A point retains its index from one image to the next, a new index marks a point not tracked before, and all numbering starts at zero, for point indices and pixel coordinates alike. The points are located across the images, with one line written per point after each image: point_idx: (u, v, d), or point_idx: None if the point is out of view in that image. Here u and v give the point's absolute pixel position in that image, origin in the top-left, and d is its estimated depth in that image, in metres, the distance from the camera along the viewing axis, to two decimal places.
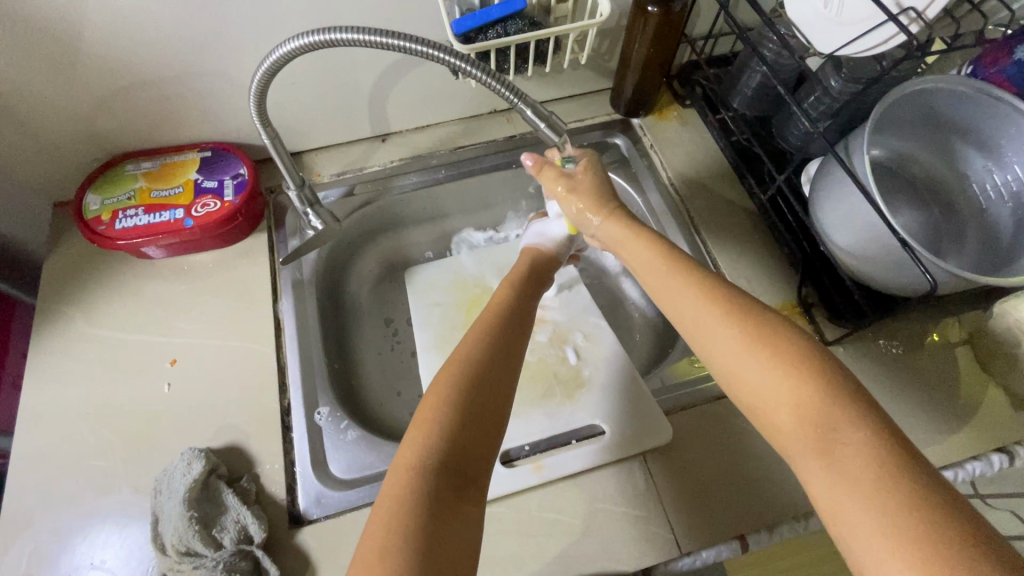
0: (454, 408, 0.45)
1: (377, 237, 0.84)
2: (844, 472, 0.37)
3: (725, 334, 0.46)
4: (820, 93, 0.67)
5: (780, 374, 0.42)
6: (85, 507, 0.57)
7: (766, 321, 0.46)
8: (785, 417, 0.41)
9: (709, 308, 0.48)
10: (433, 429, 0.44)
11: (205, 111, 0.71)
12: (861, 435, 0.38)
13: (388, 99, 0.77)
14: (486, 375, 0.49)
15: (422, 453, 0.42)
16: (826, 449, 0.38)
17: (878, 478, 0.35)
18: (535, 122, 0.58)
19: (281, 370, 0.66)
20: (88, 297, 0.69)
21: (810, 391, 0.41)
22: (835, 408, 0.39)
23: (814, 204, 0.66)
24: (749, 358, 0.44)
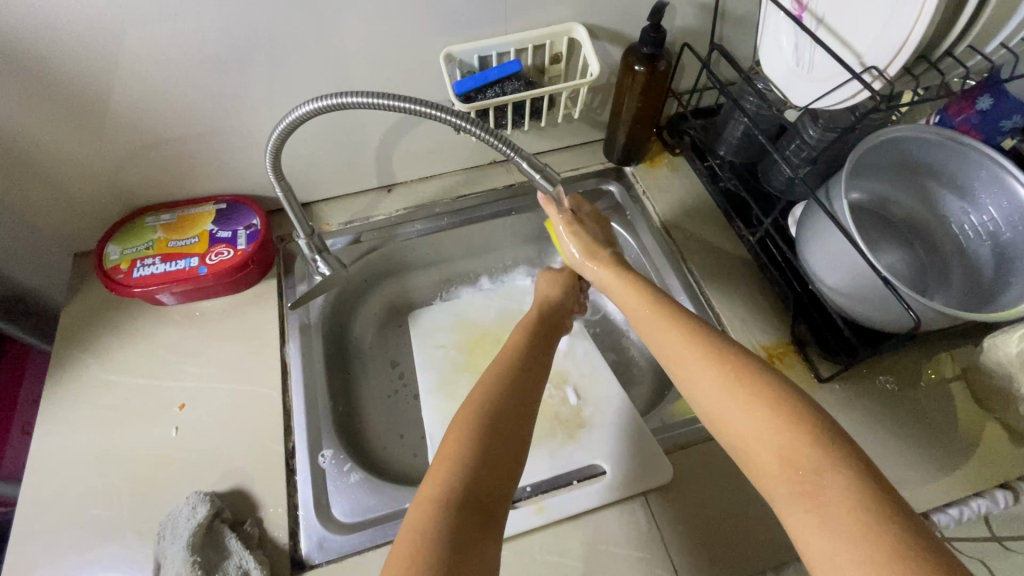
0: (474, 445, 0.48)
1: (381, 282, 0.87)
2: (833, 526, 0.38)
3: (707, 376, 0.49)
4: (799, 141, 0.72)
5: (764, 418, 0.44)
6: (88, 554, 0.57)
7: (747, 363, 0.48)
8: (770, 458, 0.43)
9: (693, 349, 0.51)
10: (458, 461, 0.47)
11: (222, 166, 0.76)
12: (848, 482, 0.39)
13: (394, 153, 0.82)
14: (510, 410, 0.52)
15: (444, 489, 0.45)
16: (813, 498, 0.39)
17: (863, 530, 0.37)
18: (531, 173, 0.62)
19: (286, 413, 0.67)
20: (102, 342, 0.72)
21: (797, 440, 0.42)
22: (822, 458, 0.41)
23: (803, 247, 0.69)
24: (729, 400, 0.47)
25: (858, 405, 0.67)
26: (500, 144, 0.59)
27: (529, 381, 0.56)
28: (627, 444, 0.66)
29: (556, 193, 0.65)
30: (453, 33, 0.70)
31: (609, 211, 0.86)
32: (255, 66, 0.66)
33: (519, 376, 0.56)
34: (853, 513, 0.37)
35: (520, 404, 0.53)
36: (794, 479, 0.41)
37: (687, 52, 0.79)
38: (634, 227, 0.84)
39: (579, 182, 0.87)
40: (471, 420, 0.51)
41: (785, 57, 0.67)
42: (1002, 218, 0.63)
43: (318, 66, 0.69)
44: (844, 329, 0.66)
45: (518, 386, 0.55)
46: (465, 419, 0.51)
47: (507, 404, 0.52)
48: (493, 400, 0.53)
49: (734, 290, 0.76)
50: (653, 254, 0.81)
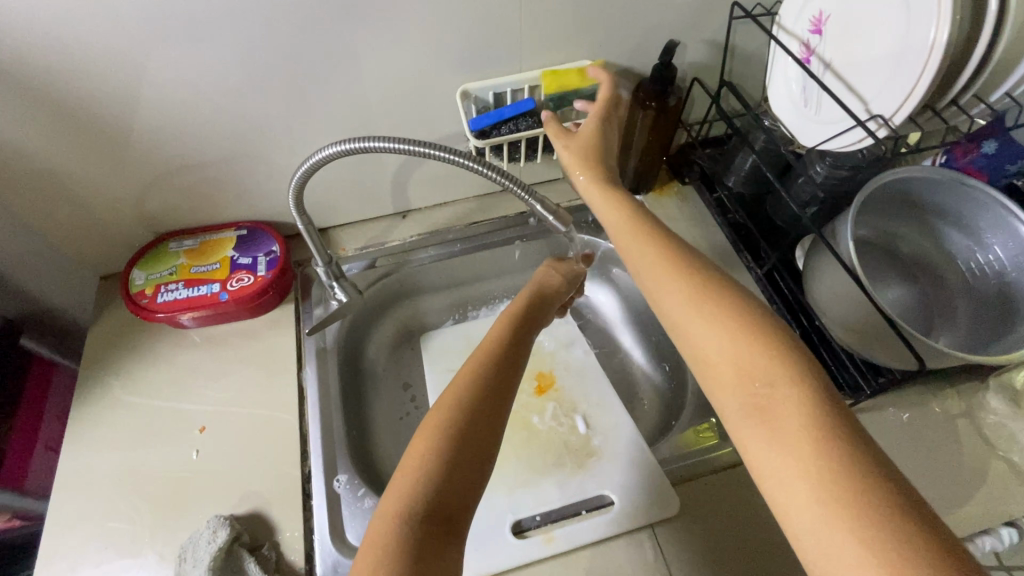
0: (444, 446, 0.48)
1: (393, 306, 0.88)
2: (782, 436, 0.41)
3: (676, 294, 0.52)
4: (806, 178, 0.73)
5: (726, 335, 0.47)
6: (111, 574, 0.59)
7: (713, 286, 0.51)
8: (727, 370, 0.46)
9: (666, 270, 0.54)
10: (424, 472, 0.46)
11: (245, 193, 0.79)
12: (800, 399, 0.42)
13: (410, 181, 0.84)
14: (484, 403, 0.52)
15: (408, 500, 0.45)
16: (766, 414, 0.43)
17: (806, 433, 0.40)
18: (545, 216, 0.66)
19: (303, 437, 0.69)
20: (126, 364, 0.74)
21: (752, 349, 0.45)
22: (777, 376, 0.44)
23: (809, 282, 0.70)
24: (696, 316, 0.50)
25: None
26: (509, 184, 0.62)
27: (502, 370, 0.56)
28: (635, 474, 0.68)
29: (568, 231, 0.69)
30: (470, 70, 0.72)
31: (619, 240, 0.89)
32: (281, 100, 0.69)
33: (494, 368, 0.56)
34: (800, 424, 0.41)
35: (494, 398, 0.53)
36: (747, 398, 0.44)
37: (697, 86, 0.81)
38: None
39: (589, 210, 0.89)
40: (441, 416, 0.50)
41: (792, 99, 0.69)
42: (1008, 257, 0.64)
43: (340, 101, 0.72)
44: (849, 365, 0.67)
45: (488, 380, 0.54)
46: (436, 423, 0.50)
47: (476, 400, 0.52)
48: (467, 392, 0.52)
49: None
50: None
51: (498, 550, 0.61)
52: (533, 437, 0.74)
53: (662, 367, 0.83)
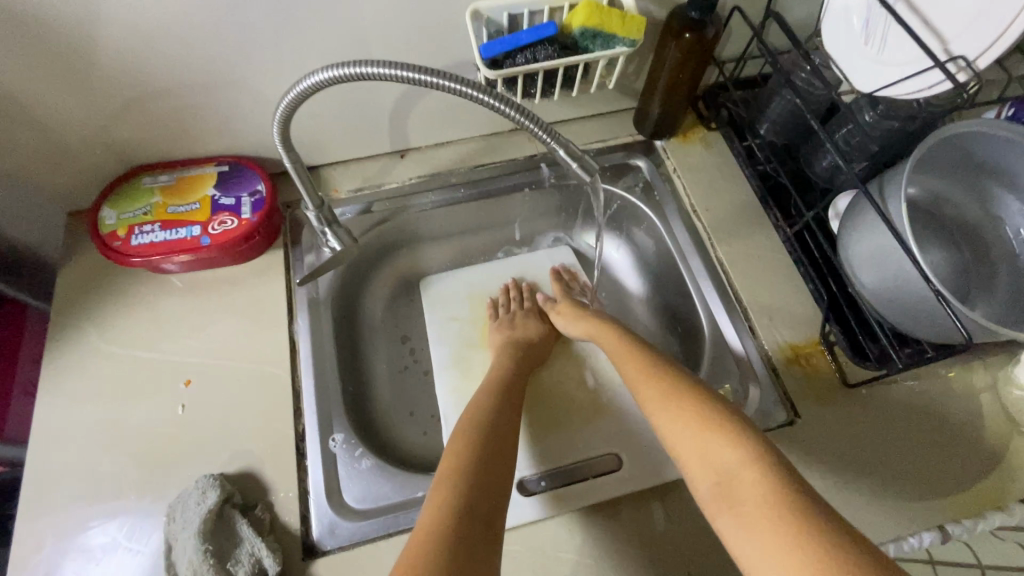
0: (472, 465, 0.56)
1: (391, 255, 0.82)
2: (747, 515, 0.46)
3: (652, 396, 0.60)
4: (852, 127, 0.66)
5: (695, 431, 0.54)
6: (98, 532, 0.57)
7: (685, 387, 0.59)
8: (696, 466, 0.53)
9: (644, 377, 0.63)
10: (456, 485, 0.53)
11: (224, 124, 0.69)
12: (755, 475, 0.48)
13: (410, 116, 0.75)
14: (498, 436, 0.60)
15: (448, 504, 0.51)
16: (730, 495, 0.49)
17: (771, 512, 0.45)
18: (569, 161, 0.59)
19: (296, 394, 0.65)
20: (102, 311, 0.68)
21: (713, 442, 0.52)
22: (731, 457, 0.51)
23: (844, 246, 0.65)
24: (671, 420, 0.57)
25: (884, 412, 0.65)
26: (518, 115, 0.54)
27: (508, 409, 0.64)
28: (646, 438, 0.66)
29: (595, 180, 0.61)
30: None
31: (636, 189, 0.82)
32: (261, 15, 0.59)
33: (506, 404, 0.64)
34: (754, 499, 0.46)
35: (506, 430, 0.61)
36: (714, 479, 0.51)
37: (738, 16, 0.71)
38: (662, 210, 0.79)
39: (606, 155, 0.82)
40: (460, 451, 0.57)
41: (851, 32, 0.60)
42: None
43: (332, 18, 0.61)
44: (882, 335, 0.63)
45: (497, 419, 0.62)
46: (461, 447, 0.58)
47: (490, 433, 0.60)
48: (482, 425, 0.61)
49: (766, 283, 0.72)
50: (678, 239, 0.77)
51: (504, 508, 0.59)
52: (538, 394, 0.71)
53: (674, 328, 0.79)
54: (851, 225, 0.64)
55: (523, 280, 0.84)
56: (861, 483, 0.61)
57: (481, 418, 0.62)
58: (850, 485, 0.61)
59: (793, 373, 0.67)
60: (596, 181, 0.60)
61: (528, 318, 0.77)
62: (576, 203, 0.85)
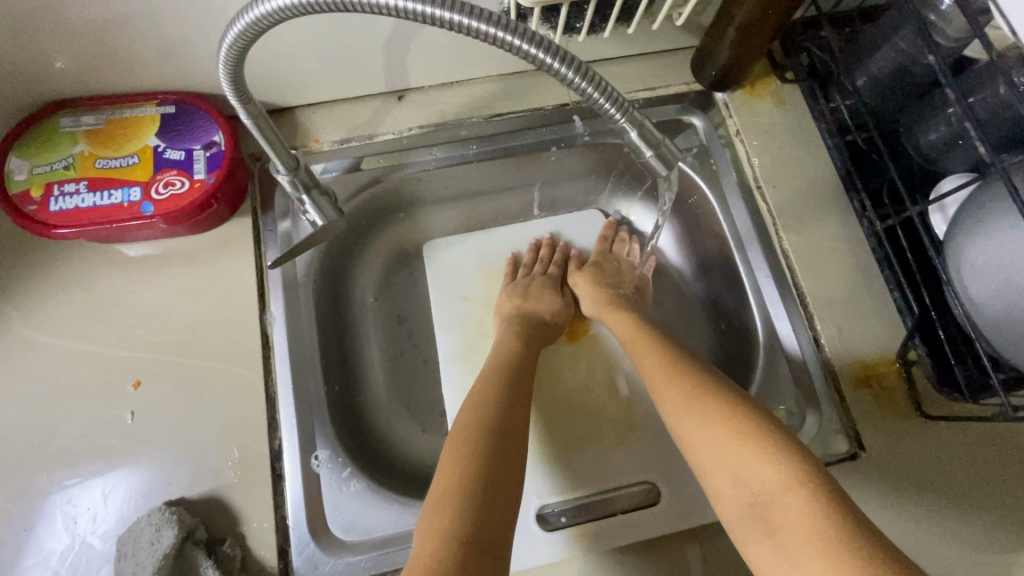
0: (474, 472, 0.46)
1: (385, 221, 0.68)
2: (794, 551, 0.38)
3: (669, 391, 0.50)
4: (987, 93, 0.51)
5: (724, 439, 0.45)
6: (35, 566, 0.48)
7: (710, 384, 0.49)
8: (724, 481, 0.44)
9: (660, 368, 0.52)
10: (455, 501, 0.44)
11: (161, 54, 0.52)
12: (805, 500, 0.39)
13: (411, 47, 0.58)
14: (501, 431, 0.50)
15: (448, 525, 0.42)
16: (770, 520, 0.40)
17: (830, 550, 0.37)
18: (642, 147, 0.45)
19: (271, 401, 0.54)
20: (27, 290, 0.55)
21: (748, 453, 0.43)
22: (771, 472, 0.42)
23: (955, 254, 0.51)
24: (693, 422, 0.47)
25: (965, 447, 0.55)
26: (557, 64, 0.38)
27: (514, 407, 0.53)
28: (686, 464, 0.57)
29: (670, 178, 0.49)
30: None
31: (690, 153, 0.66)
32: None
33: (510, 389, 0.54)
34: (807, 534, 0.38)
35: (511, 425, 0.51)
36: (747, 499, 0.42)
37: None
38: (719, 182, 0.65)
39: (655, 108, 0.66)
40: (460, 465, 0.46)
41: None
42: None
43: None
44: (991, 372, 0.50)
45: (502, 419, 0.51)
46: (458, 449, 0.48)
47: (495, 439, 0.49)
48: (482, 421, 0.50)
49: (839, 283, 0.60)
50: (736, 220, 0.64)
51: (522, 545, 0.51)
52: (563, 398, 0.62)
53: (717, 324, 0.68)
54: (987, 207, 0.48)
55: (561, 238, 0.72)
56: (933, 529, 0.53)
57: (484, 420, 0.50)
58: (917, 532, 0.53)
59: (861, 398, 0.57)
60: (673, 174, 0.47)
61: (545, 289, 0.65)
62: (613, 165, 0.70)
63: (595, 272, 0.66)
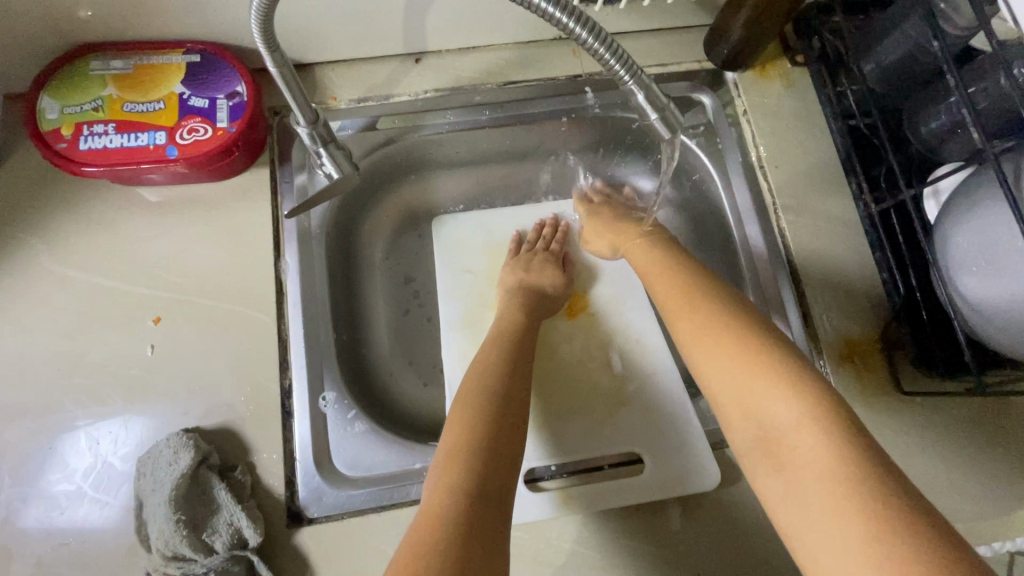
0: (483, 429, 0.49)
1: (397, 182, 0.70)
2: (799, 479, 0.38)
3: (688, 325, 0.49)
4: (988, 83, 0.52)
5: (739, 371, 0.44)
6: (60, 481, 0.51)
7: (731, 317, 0.48)
8: (735, 413, 0.43)
9: (682, 306, 0.51)
10: (464, 456, 0.47)
11: (189, 4, 0.54)
12: (817, 432, 0.38)
13: (430, 11, 0.60)
14: (508, 392, 0.53)
15: (457, 477, 0.45)
16: (779, 454, 0.39)
17: (835, 479, 0.36)
18: (646, 108, 0.46)
19: (282, 344, 0.57)
20: (54, 226, 0.58)
21: (761, 386, 0.42)
22: (787, 408, 0.40)
23: (942, 237, 0.53)
24: (708, 355, 0.46)
25: (939, 423, 0.58)
26: (574, 26, 0.40)
27: (523, 373, 0.56)
28: (672, 434, 0.60)
29: (674, 142, 0.49)
30: None
31: (697, 130, 0.68)
32: None
33: (520, 356, 0.57)
34: (813, 466, 0.37)
35: (520, 387, 0.55)
36: (757, 430, 0.41)
37: None
38: (723, 159, 0.67)
39: (665, 85, 0.68)
40: (472, 420, 0.50)
41: None
42: None
43: None
44: (967, 351, 0.52)
45: (514, 382, 0.55)
46: (469, 407, 0.51)
47: (505, 402, 0.52)
48: (494, 381, 0.54)
49: (831, 263, 0.62)
50: (737, 197, 0.66)
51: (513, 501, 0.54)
52: (560, 367, 0.64)
53: None
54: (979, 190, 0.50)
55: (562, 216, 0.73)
56: None
57: (498, 381, 0.54)
58: None
59: (845, 372, 0.59)
60: (678, 139, 0.49)
61: (546, 265, 0.67)
62: (620, 139, 0.72)
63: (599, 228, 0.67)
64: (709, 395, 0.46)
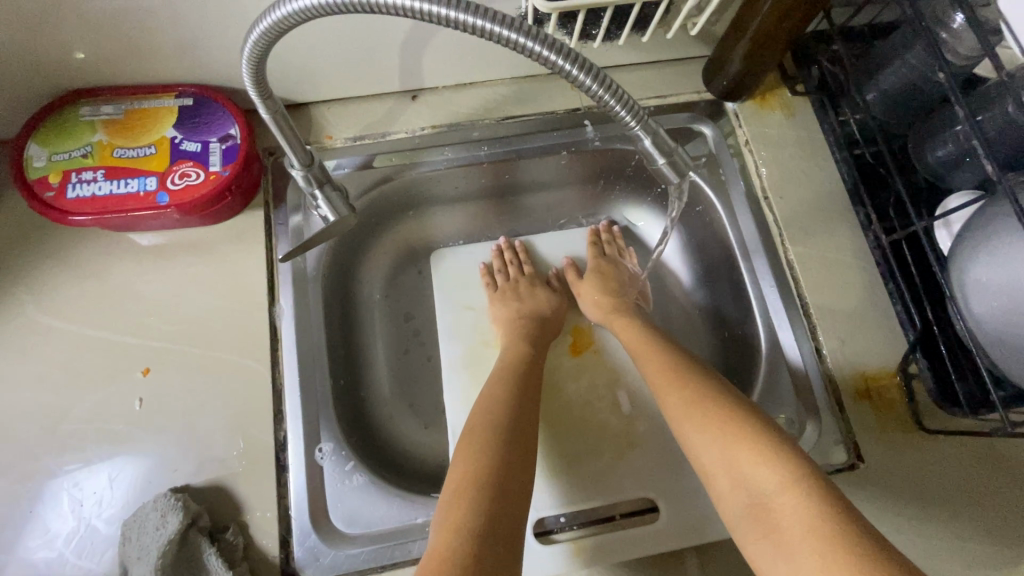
0: (490, 462, 0.47)
1: (394, 221, 0.69)
2: (789, 546, 0.40)
3: (671, 395, 0.52)
4: (997, 112, 0.51)
5: (724, 441, 0.47)
6: (42, 547, 0.49)
7: (709, 387, 0.51)
8: (723, 483, 0.46)
9: (664, 374, 0.54)
10: (471, 492, 0.45)
11: (181, 48, 0.53)
12: (799, 497, 0.41)
13: (426, 49, 0.59)
14: (513, 422, 0.52)
15: (466, 515, 0.43)
16: (767, 520, 0.42)
17: (820, 542, 0.39)
18: (654, 154, 0.45)
19: (276, 392, 0.55)
20: (40, 275, 0.56)
21: (744, 454, 0.45)
22: (767, 471, 0.44)
23: (957, 267, 0.52)
24: (692, 426, 0.49)
25: (961, 461, 0.56)
26: (574, 71, 0.38)
27: (526, 405, 0.54)
28: (685, 479, 0.57)
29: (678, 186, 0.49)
30: None
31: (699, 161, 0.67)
32: None
33: (523, 387, 0.56)
34: (799, 531, 0.40)
35: (524, 418, 0.53)
36: (745, 498, 0.44)
37: None
38: (727, 191, 0.66)
39: (665, 117, 0.67)
40: (477, 455, 0.48)
41: None
42: None
43: None
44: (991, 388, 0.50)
45: (517, 413, 0.53)
46: (474, 439, 0.50)
47: (508, 435, 0.50)
48: (499, 412, 0.52)
49: (843, 296, 0.60)
50: (742, 229, 0.64)
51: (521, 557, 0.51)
52: (566, 410, 0.62)
53: (719, 331, 0.69)
54: (1001, 223, 0.48)
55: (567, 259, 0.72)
56: (927, 542, 0.53)
57: (501, 414, 0.52)
58: (915, 545, 0.53)
59: (861, 408, 0.57)
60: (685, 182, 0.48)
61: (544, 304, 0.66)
62: (621, 171, 0.70)
63: (597, 278, 0.67)
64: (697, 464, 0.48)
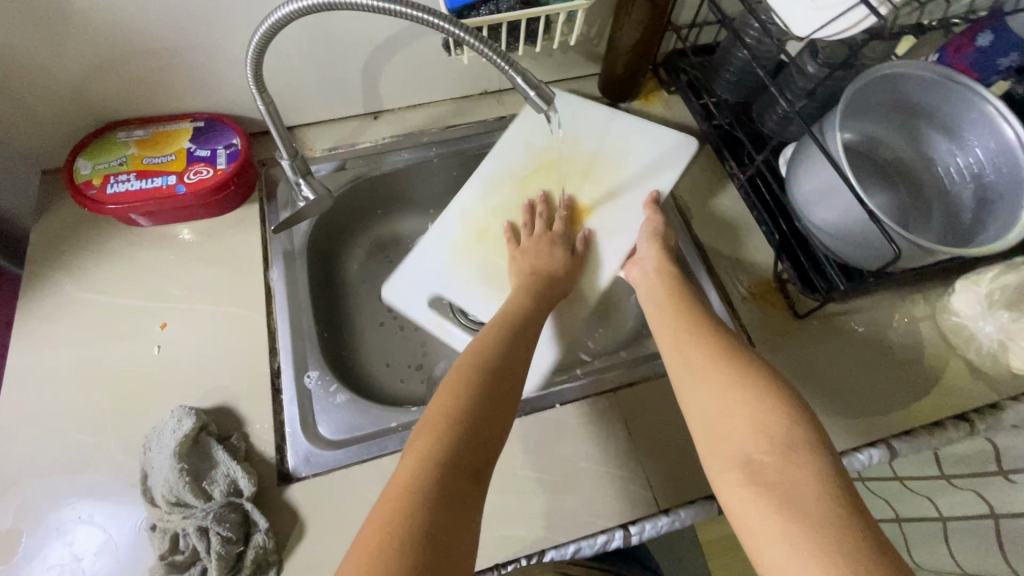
0: (460, 419, 0.48)
1: (367, 219, 0.87)
2: (785, 489, 0.42)
3: (701, 349, 0.55)
4: (797, 77, 0.70)
5: (748, 393, 0.49)
6: (73, 464, 0.58)
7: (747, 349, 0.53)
8: (742, 422, 0.47)
9: (702, 335, 0.56)
10: (435, 443, 0.45)
11: (197, 82, 0.71)
12: (810, 457, 0.43)
13: (382, 75, 0.78)
14: (487, 384, 0.52)
15: (429, 463, 0.44)
16: (768, 462, 0.44)
17: (821, 497, 0.41)
18: (524, 90, 0.50)
19: (271, 335, 0.67)
20: (78, 262, 0.70)
21: (773, 412, 0.47)
22: (791, 427, 0.45)
23: (794, 184, 0.68)
24: (722, 375, 0.51)
25: (830, 342, 0.69)
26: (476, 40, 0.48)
27: (504, 375, 0.54)
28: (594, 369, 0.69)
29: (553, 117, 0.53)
30: None
31: None
32: None
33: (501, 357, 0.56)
34: (804, 482, 0.42)
35: (502, 387, 0.53)
36: (756, 441, 0.46)
37: None
38: None
39: None
40: (451, 409, 0.48)
41: None
42: (987, 159, 0.63)
43: None
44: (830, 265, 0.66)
45: (499, 376, 0.54)
46: (453, 398, 0.50)
47: (488, 398, 0.51)
48: (477, 378, 0.53)
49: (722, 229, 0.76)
50: None
51: None
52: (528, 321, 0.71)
53: None
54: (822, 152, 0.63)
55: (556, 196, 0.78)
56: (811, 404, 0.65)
57: (479, 377, 0.53)
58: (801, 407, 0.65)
59: (745, 308, 0.71)
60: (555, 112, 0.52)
61: (552, 248, 0.71)
62: None
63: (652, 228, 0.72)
64: (718, 407, 0.50)
